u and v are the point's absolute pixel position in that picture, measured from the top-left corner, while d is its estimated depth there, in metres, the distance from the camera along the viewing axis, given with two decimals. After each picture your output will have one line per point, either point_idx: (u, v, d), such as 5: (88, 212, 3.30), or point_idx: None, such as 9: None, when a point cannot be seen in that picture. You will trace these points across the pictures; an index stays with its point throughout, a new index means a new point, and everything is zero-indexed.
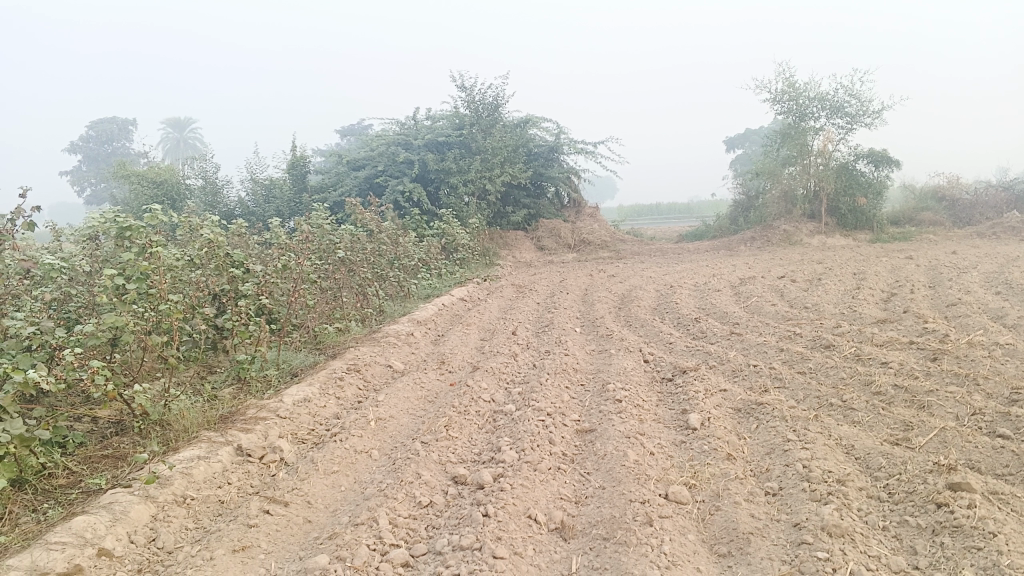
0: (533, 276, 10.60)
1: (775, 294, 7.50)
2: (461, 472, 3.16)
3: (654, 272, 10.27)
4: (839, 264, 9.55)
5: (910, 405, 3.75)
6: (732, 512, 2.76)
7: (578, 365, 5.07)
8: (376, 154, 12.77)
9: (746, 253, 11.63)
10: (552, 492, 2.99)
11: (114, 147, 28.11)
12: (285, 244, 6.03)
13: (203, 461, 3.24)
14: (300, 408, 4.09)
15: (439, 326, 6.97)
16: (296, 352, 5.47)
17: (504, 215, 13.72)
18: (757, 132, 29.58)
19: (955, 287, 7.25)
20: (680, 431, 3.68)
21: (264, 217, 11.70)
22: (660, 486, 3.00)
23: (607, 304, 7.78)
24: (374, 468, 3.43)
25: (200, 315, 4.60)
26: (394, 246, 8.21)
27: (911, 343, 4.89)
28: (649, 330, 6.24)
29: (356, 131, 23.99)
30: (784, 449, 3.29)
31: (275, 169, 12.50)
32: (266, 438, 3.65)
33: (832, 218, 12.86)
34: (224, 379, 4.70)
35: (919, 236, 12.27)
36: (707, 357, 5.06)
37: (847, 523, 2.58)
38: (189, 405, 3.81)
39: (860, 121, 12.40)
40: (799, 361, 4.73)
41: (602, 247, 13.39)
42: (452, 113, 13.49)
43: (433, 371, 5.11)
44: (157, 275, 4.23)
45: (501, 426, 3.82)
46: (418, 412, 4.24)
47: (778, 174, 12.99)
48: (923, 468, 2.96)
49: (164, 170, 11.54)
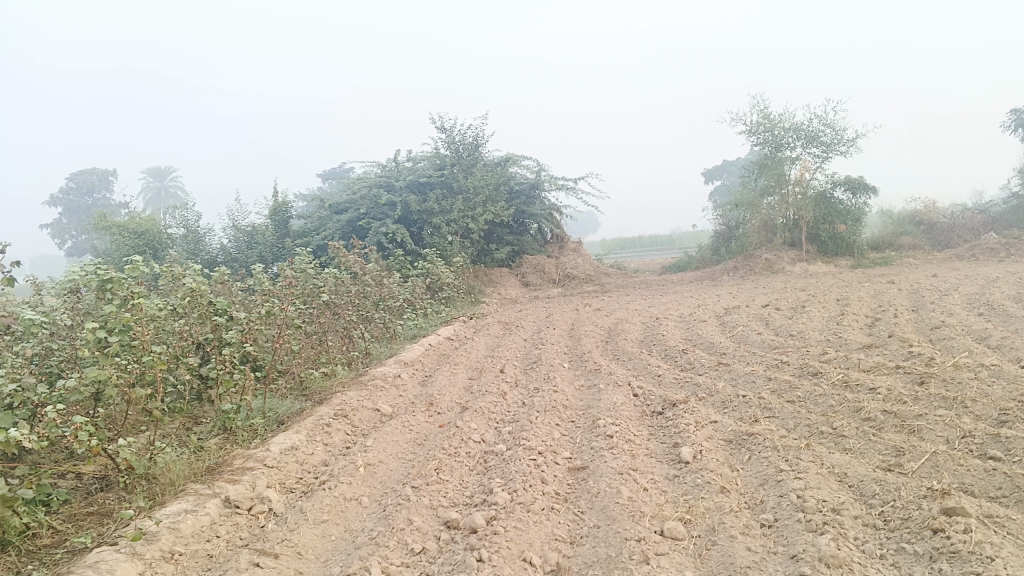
0: (518, 313, 10.61)
1: (761, 323, 7.53)
2: (454, 516, 3.11)
3: (639, 305, 10.31)
4: (822, 290, 9.64)
5: (900, 430, 3.75)
6: (729, 547, 2.72)
7: (567, 402, 5.04)
8: (359, 197, 12.81)
9: (729, 283, 11.70)
10: (546, 533, 2.95)
11: (94, 199, 28.01)
12: (268, 291, 6.04)
13: (190, 515, 3.19)
14: (288, 456, 4.04)
15: (426, 366, 6.94)
16: (282, 399, 5.42)
17: (488, 253, 13.72)
18: (735, 164, 30.08)
19: (937, 310, 7.32)
20: (672, 465, 3.66)
21: (248, 263, 11.70)
22: (655, 523, 2.96)
23: (594, 338, 7.77)
24: (364, 516, 3.36)
25: (185, 365, 4.62)
26: (379, 287, 8.22)
27: (897, 368, 4.91)
28: (636, 364, 6.24)
29: (336, 175, 24.30)
30: (777, 480, 3.28)
31: (257, 215, 12.46)
32: (254, 488, 3.59)
33: (813, 246, 13.01)
34: (210, 429, 4.66)
35: (899, 261, 12.41)
36: (697, 389, 5.05)
37: (844, 553, 2.56)
38: (176, 458, 3.79)
39: (835, 149, 12.56)
40: (788, 390, 4.73)
41: (586, 282, 13.43)
42: (433, 154, 13.58)
43: (422, 413, 5.07)
44: (140, 326, 4.26)
45: (492, 467, 3.79)
46: (408, 455, 4.19)
47: (758, 204, 13.11)
48: (916, 493, 2.95)
49: (145, 220, 11.52)
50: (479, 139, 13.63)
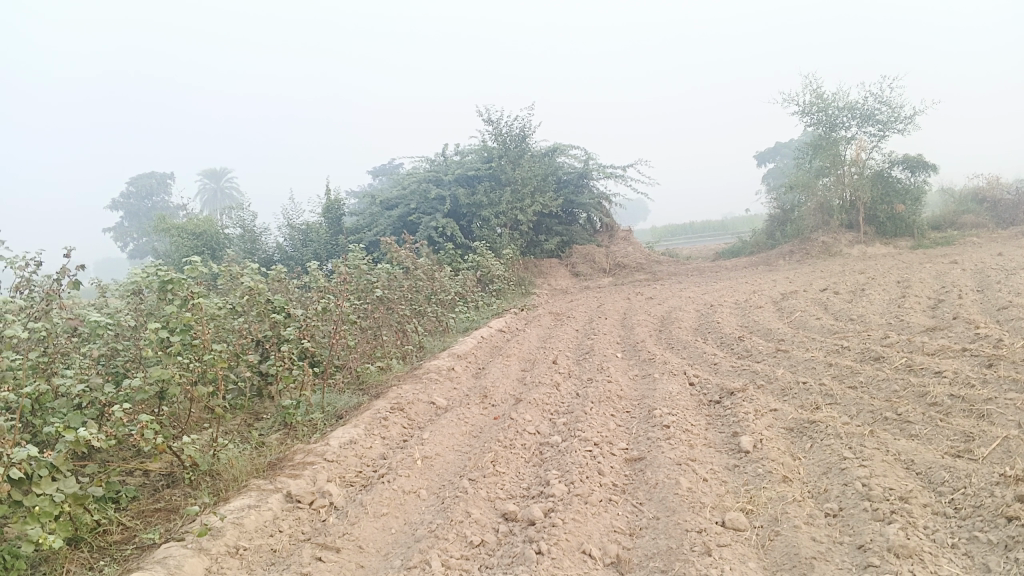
0: (570, 303, 10.58)
1: (818, 308, 7.38)
2: (512, 509, 3.10)
3: (692, 292, 10.20)
4: (881, 273, 9.39)
5: (968, 415, 3.64)
6: (793, 537, 2.66)
7: (622, 393, 5.01)
8: (409, 193, 12.92)
9: (784, 267, 11.48)
10: (605, 525, 2.92)
11: (154, 202, 28.77)
12: (324, 288, 6.14)
13: (254, 510, 3.25)
14: (346, 450, 4.09)
15: (479, 359, 6.96)
16: (340, 394, 5.51)
17: (538, 244, 13.70)
18: (788, 145, 29.53)
19: (1004, 290, 7.08)
20: (732, 454, 3.60)
21: (303, 261, 11.91)
22: (716, 514, 2.92)
23: (647, 327, 7.70)
24: (423, 509, 3.38)
25: (244, 362, 4.74)
26: (431, 282, 8.28)
27: (964, 350, 4.76)
28: (691, 352, 6.16)
29: (387, 171, 24.57)
30: (841, 469, 3.20)
31: (311, 213, 12.64)
32: (314, 482, 3.64)
33: (870, 227, 12.69)
34: (271, 425, 4.76)
35: (962, 240, 12.03)
36: (754, 376, 4.97)
37: (914, 543, 2.48)
38: (238, 454, 3.89)
39: (892, 127, 12.22)
40: (849, 376, 4.62)
41: (638, 270, 13.33)
42: (481, 146, 13.58)
43: (476, 406, 5.09)
44: (201, 326, 4.38)
45: (549, 459, 3.78)
46: (464, 447, 4.21)
47: (813, 185, 12.68)
48: (988, 480, 2.85)
49: (203, 221, 11.80)
50: (526, 130, 13.59)
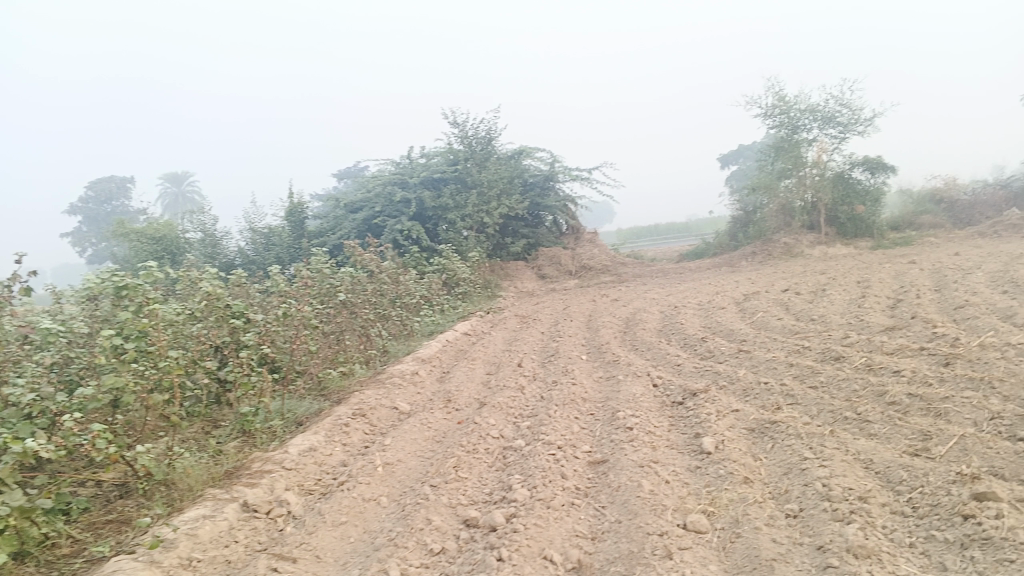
0: (536, 306, 10.56)
1: (781, 308, 7.44)
2: (473, 515, 3.06)
3: (657, 294, 10.24)
4: (841, 273, 9.50)
5: (925, 414, 3.68)
6: (754, 539, 2.66)
7: (586, 395, 4.99)
8: (373, 196, 12.80)
9: (747, 268, 11.58)
10: (567, 529, 2.90)
11: (113, 206, 28.22)
12: (285, 293, 6.07)
13: (209, 521, 3.18)
14: (306, 458, 4.02)
15: (444, 363, 6.91)
16: (301, 400, 5.43)
17: (504, 246, 13.67)
18: (750, 147, 29.90)
19: (960, 289, 7.21)
20: (694, 456, 3.60)
21: (265, 265, 11.75)
22: (677, 516, 2.91)
23: (612, 329, 7.70)
24: (383, 516, 3.33)
25: (202, 369, 4.66)
26: (395, 285, 8.21)
27: (922, 349, 4.82)
28: (655, 353, 6.17)
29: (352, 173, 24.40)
30: (801, 469, 3.21)
31: (273, 217, 12.47)
32: (272, 491, 3.57)
33: (831, 228, 12.86)
34: (230, 433, 4.67)
35: (920, 240, 12.23)
36: (717, 377, 4.99)
37: (873, 543, 2.48)
38: (194, 463, 3.81)
39: (853, 129, 12.39)
40: (810, 376, 4.65)
41: (603, 272, 13.36)
42: (446, 149, 13.51)
43: (440, 410, 5.04)
44: (157, 332, 4.29)
45: (512, 463, 3.74)
46: (427, 453, 4.16)
47: (775, 188, 12.91)
48: (945, 478, 2.87)
49: (163, 225, 11.59)
50: (492, 132, 13.56)
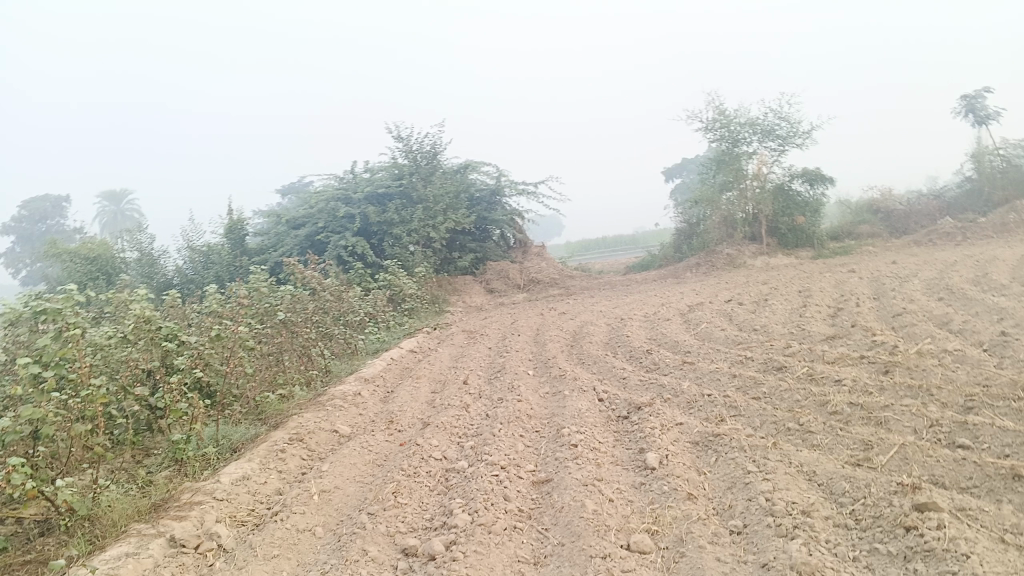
0: (483, 321, 10.47)
1: (724, 319, 7.48)
2: (412, 543, 2.95)
3: (604, 306, 10.25)
4: (783, 283, 9.63)
5: (867, 422, 3.69)
6: (697, 558, 2.61)
7: (532, 412, 4.91)
8: (316, 212, 12.58)
9: (692, 280, 11.68)
10: (508, 555, 2.81)
11: (48, 226, 27.30)
12: (220, 313, 5.87)
13: (132, 559, 3.00)
14: (238, 487, 3.85)
15: (388, 382, 6.77)
16: (237, 426, 5.24)
17: (451, 261, 13.56)
18: (693, 160, 30.38)
19: (898, 297, 7.34)
20: (638, 472, 3.55)
21: (204, 284, 11.44)
22: (621, 537, 2.84)
23: (559, 343, 7.65)
24: (318, 548, 3.20)
25: (131, 396, 4.46)
26: (338, 303, 8.03)
27: (862, 358, 4.86)
28: (601, 367, 6.12)
29: (298, 188, 24.00)
30: (745, 483, 3.18)
31: (212, 235, 12.17)
32: (201, 524, 3.41)
33: (772, 239, 13.07)
34: (161, 462, 4.48)
35: (859, 249, 12.49)
36: (662, 390, 4.96)
37: (816, 559, 2.45)
38: (121, 496, 3.63)
39: (792, 142, 12.63)
40: (753, 387, 4.65)
41: (551, 285, 13.33)
42: (391, 164, 13.36)
43: (382, 432, 4.91)
44: (80, 359, 4.09)
45: (454, 486, 3.64)
46: (366, 478, 4.03)
47: (717, 201, 13.07)
48: (886, 489, 2.86)
49: (98, 245, 11.21)
50: (436, 147, 13.46)
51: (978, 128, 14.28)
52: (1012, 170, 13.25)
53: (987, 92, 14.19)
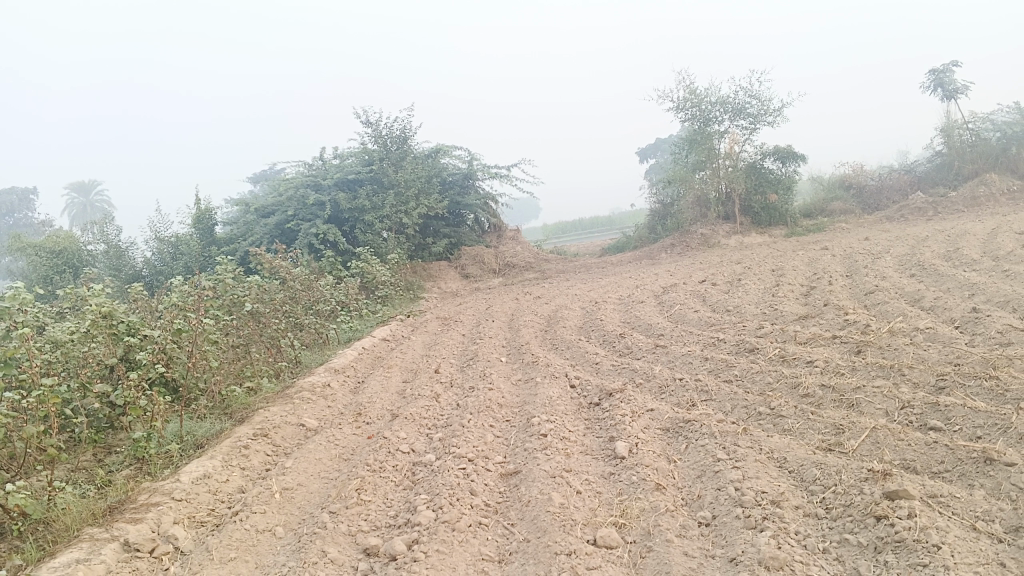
0: (457, 307, 10.36)
1: (698, 300, 7.43)
2: (373, 543, 2.86)
3: (579, 289, 10.18)
4: (757, 262, 9.58)
5: (838, 405, 3.64)
6: (665, 553, 2.54)
7: (502, 401, 4.82)
8: (286, 199, 12.35)
9: (667, 260, 11.63)
10: (472, 553, 2.73)
11: (15, 219, 26.76)
12: (181, 306, 5.68)
13: (82, 566, 2.88)
14: (199, 486, 3.73)
15: (359, 372, 6.65)
16: (202, 420, 5.09)
17: (425, 247, 13.38)
18: (667, 140, 30.39)
19: (870, 274, 7.32)
20: (608, 461, 3.47)
21: (174, 275, 11.20)
22: (588, 531, 2.76)
23: (532, 328, 7.57)
24: (278, 549, 3.10)
25: (90, 393, 4.29)
26: (308, 292, 7.87)
27: (834, 338, 4.82)
28: (574, 353, 6.05)
29: (272, 174, 23.62)
30: (715, 471, 3.11)
31: (180, 225, 11.92)
32: (157, 527, 3.29)
33: (746, 218, 13.06)
34: (123, 460, 4.32)
35: (832, 226, 12.50)
36: (634, 375, 4.89)
37: (785, 553, 2.39)
38: (76, 498, 3.48)
39: (763, 120, 12.57)
40: (725, 370, 4.59)
41: (527, 269, 13.25)
42: (360, 149, 13.13)
43: (349, 426, 4.80)
44: (29, 358, 3.90)
45: (420, 480, 3.55)
46: (331, 474, 3.93)
47: (690, 179, 12.97)
48: (857, 476, 2.81)
49: (63, 237, 10.95)
50: (406, 131, 13.26)
51: (947, 103, 14.31)
52: (981, 144, 13.29)
53: (955, 66, 14.21)
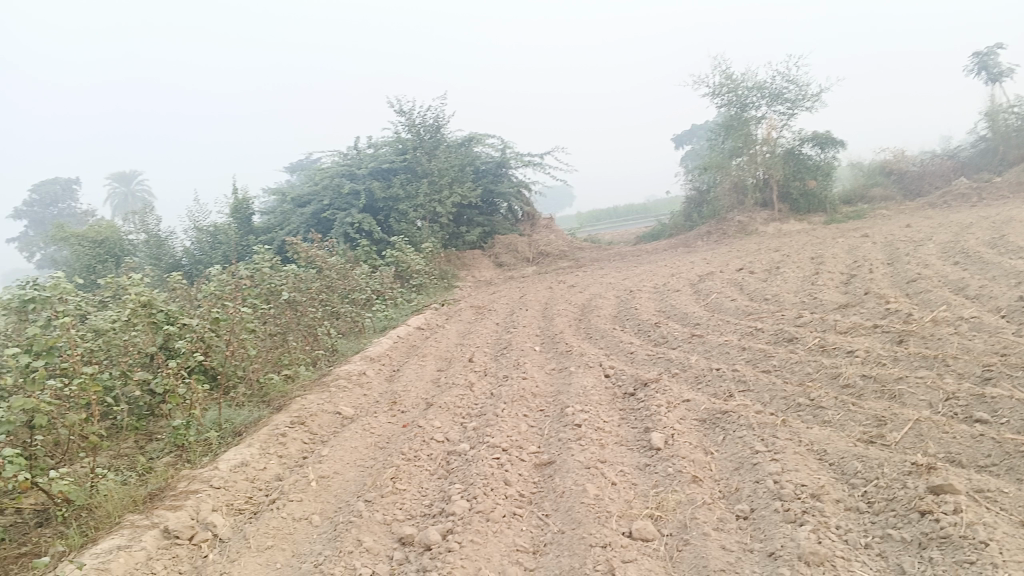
0: (492, 295, 10.36)
1: (735, 289, 7.33)
2: (408, 532, 2.87)
3: (614, 278, 10.11)
4: (795, 250, 9.42)
5: (880, 396, 3.56)
6: (702, 547, 2.51)
7: (536, 390, 4.80)
8: (321, 189, 12.43)
9: (703, 248, 11.51)
10: (507, 544, 2.72)
11: (59, 209, 27.28)
12: (219, 295, 5.74)
13: (123, 552, 2.92)
14: (236, 474, 3.77)
15: (394, 360, 6.68)
16: (240, 408, 5.14)
17: (459, 235, 13.38)
18: (702, 126, 30.03)
19: (912, 262, 7.16)
20: (643, 452, 3.44)
21: (212, 264, 11.34)
22: (623, 523, 2.74)
23: (566, 317, 7.54)
24: (314, 538, 3.13)
25: (131, 381, 4.36)
26: (343, 281, 7.92)
27: (875, 327, 4.72)
28: (609, 342, 6.00)
29: (308, 163, 23.78)
30: (753, 464, 3.07)
31: (218, 215, 12.05)
32: (196, 514, 3.34)
33: (784, 204, 12.85)
34: (163, 448, 4.38)
35: (873, 213, 12.26)
36: (669, 365, 4.84)
37: (825, 548, 2.35)
38: (118, 485, 3.53)
39: (801, 105, 12.35)
40: (763, 360, 4.52)
41: (561, 257, 13.20)
42: (394, 138, 13.15)
43: (384, 414, 4.82)
44: (70, 347, 3.97)
45: (454, 470, 3.55)
46: (367, 462, 3.95)
47: (726, 166, 12.85)
48: (900, 469, 2.74)
49: (104, 227, 11.14)
50: (440, 119, 13.25)
51: (992, 86, 13.93)
52: None
53: (1001, 48, 13.83)
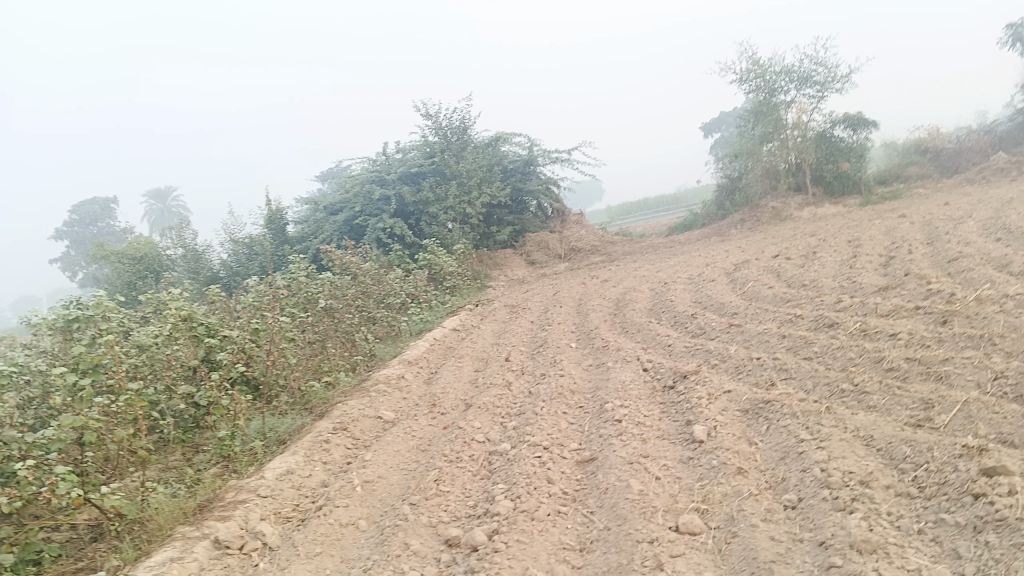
0: (526, 293, 10.36)
1: (771, 276, 7.24)
2: (454, 534, 2.89)
3: (647, 271, 10.05)
4: (831, 234, 9.29)
5: (926, 379, 3.49)
6: (751, 539, 2.49)
7: (575, 387, 4.79)
8: (352, 195, 12.53)
9: (737, 237, 11.39)
10: (553, 542, 2.72)
11: (99, 228, 27.82)
12: (257, 306, 5.82)
13: (176, 564, 2.98)
14: (282, 483, 3.82)
15: (432, 363, 6.71)
16: (283, 417, 5.20)
17: (490, 235, 13.40)
18: (731, 114, 29.72)
19: (953, 240, 7.02)
20: (686, 445, 3.42)
21: (249, 275, 11.49)
22: (669, 518, 2.72)
23: (601, 312, 7.51)
24: (362, 543, 3.16)
25: (175, 394, 4.43)
26: (378, 286, 7.98)
27: (917, 309, 4.64)
28: (646, 335, 5.97)
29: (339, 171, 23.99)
30: (798, 453, 3.03)
31: (253, 226, 12.20)
32: (245, 523, 3.39)
33: (818, 188, 12.67)
34: (210, 459, 4.45)
35: (909, 192, 12.05)
36: (708, 356, 4.79)
37: (877, 536, 2.31)
38: (168, 497, 3.59)
39: (830, 87, 12.18)
40: (804, 347, 4.46)
41: (592, 252, 13.15)
42: (421, 142, 13.21)
43: (424, 417, 4.85)
44: (114, 364, 4.05)
45: (497, 470, 3.55)
46: (410, 465, 3.97)
47: (758, 152, 12.66)
48: (951, 452, 2.68)
49: (143, 243, 11.35)
50: (466, 120, 13.28)
51: None
52: None
53: None
